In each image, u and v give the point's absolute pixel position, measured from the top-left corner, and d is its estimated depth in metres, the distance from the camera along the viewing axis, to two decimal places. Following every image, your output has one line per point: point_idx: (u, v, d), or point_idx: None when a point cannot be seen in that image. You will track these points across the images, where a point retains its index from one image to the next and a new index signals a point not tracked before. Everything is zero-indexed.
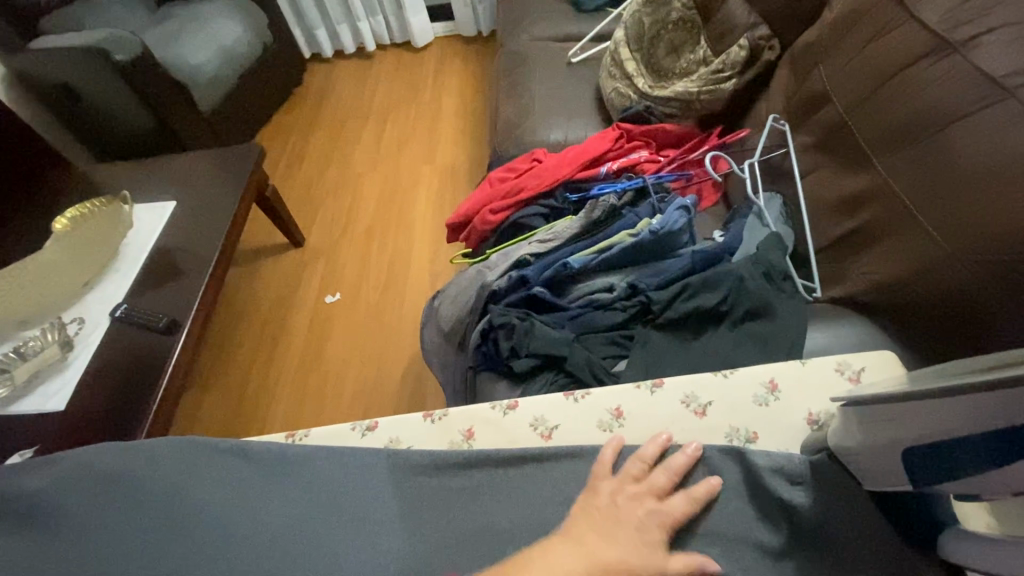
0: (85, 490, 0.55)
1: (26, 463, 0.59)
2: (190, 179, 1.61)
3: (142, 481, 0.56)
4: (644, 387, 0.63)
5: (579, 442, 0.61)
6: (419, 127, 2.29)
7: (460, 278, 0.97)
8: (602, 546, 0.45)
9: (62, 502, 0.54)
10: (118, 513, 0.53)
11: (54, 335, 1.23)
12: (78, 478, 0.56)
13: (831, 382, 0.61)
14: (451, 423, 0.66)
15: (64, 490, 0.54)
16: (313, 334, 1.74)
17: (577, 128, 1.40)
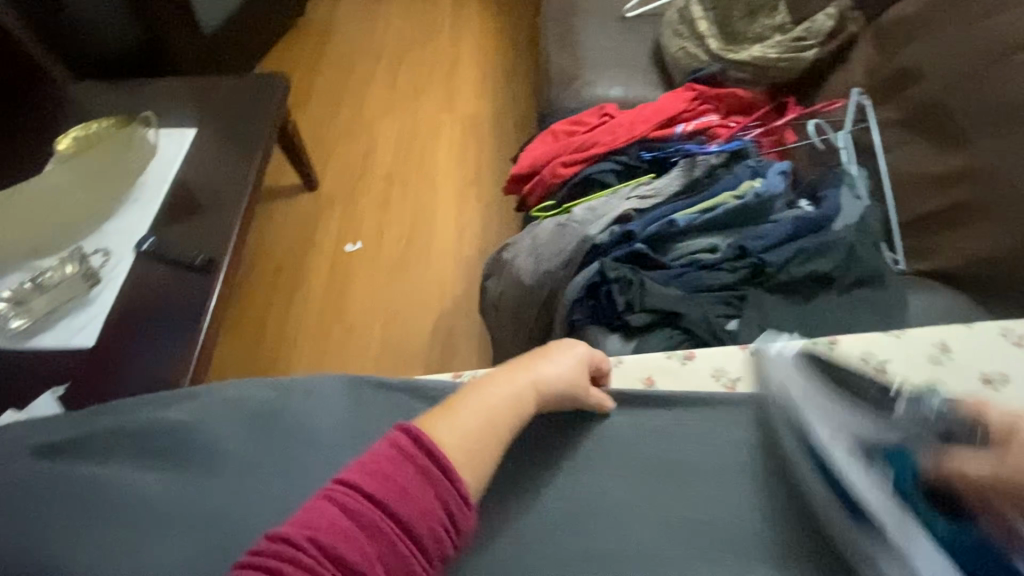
0: (241, 425, 0.63)
1: (164, 396, 0.65)
2: (210, 107, 1.47)
3: (296, 418, 0.65)
4: (820, 344, 0.72)
5: (761, 391, 0.69)
6: (438, 71, 2.18)
7: (538, 230, 0.96)
8: (546, 367, 0.61)
9: (220, 439, 0.61)
10: (268, 447, 0.63)
11: (76, 266, 1.15)
12: (236, 413, 0.63)
13: (998, 343, 0.68)
14: (629, 370, 0.73)
15: (218, 421, 0.62)
16: (333, 282, 1.67)
17: (635, 85, 1.36)
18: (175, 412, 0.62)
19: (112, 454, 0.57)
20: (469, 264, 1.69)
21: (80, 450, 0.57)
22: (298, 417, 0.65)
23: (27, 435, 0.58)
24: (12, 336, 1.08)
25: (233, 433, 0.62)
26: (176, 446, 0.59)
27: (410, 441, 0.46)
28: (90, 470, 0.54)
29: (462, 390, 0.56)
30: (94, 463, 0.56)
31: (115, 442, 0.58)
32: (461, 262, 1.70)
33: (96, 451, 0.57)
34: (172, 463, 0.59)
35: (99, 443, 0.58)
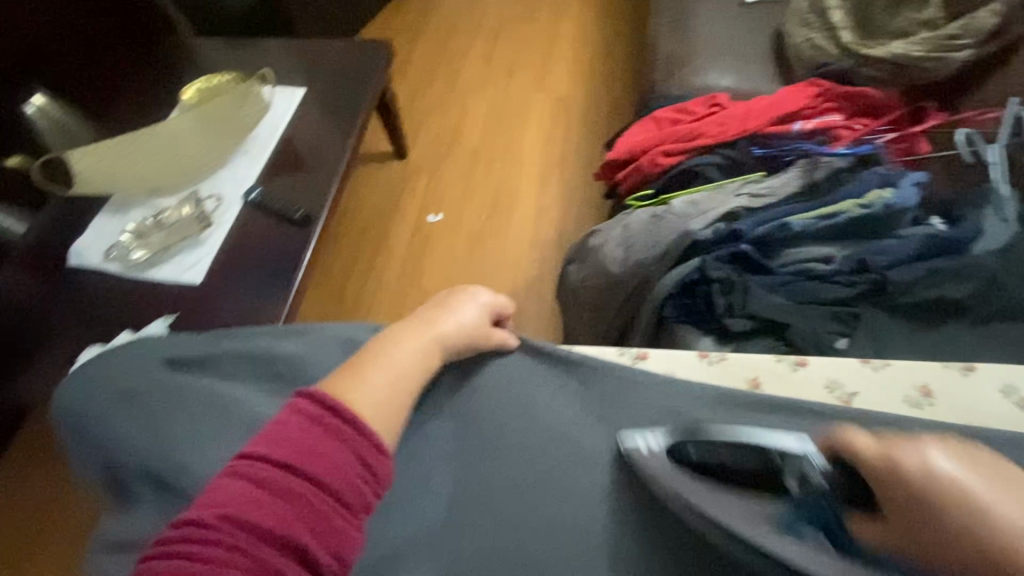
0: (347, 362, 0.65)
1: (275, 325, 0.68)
2: (319, 69, 1.53)
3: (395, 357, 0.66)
4: (957, 371, 0.67)
5: (885, 412, 0.65)
6: (535, 48, 2.15)
7: (631, 219, 0.95)
8: (448, 321, 0.68)
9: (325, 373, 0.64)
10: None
11: (191, 209, 1.24)
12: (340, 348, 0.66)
13: None
14: (734, 367, 0.72)
15: (327, 353, 0.65)
16: (413, 249, 1.72)
17: (749, 76, 1.28)
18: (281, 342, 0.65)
19: (227, 368, 0.63)
20: (545, 248, 1.68)
21: (199, 366, 0.63)
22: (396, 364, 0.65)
23: (167, 345, 0.64)
24: (132, 265, 1.19)
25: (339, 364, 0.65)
26: (284, 373, 0.64)
27: (315, 406, 0.48)
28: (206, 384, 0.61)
29: (360, 357, 0.60)
30: (219, 380, 0.62)
31: (229, 362, 0.63)
32: (537, 243, 1.69)
33: (208, 366, 0.63)
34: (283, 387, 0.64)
35: (223, 363, 0.64)
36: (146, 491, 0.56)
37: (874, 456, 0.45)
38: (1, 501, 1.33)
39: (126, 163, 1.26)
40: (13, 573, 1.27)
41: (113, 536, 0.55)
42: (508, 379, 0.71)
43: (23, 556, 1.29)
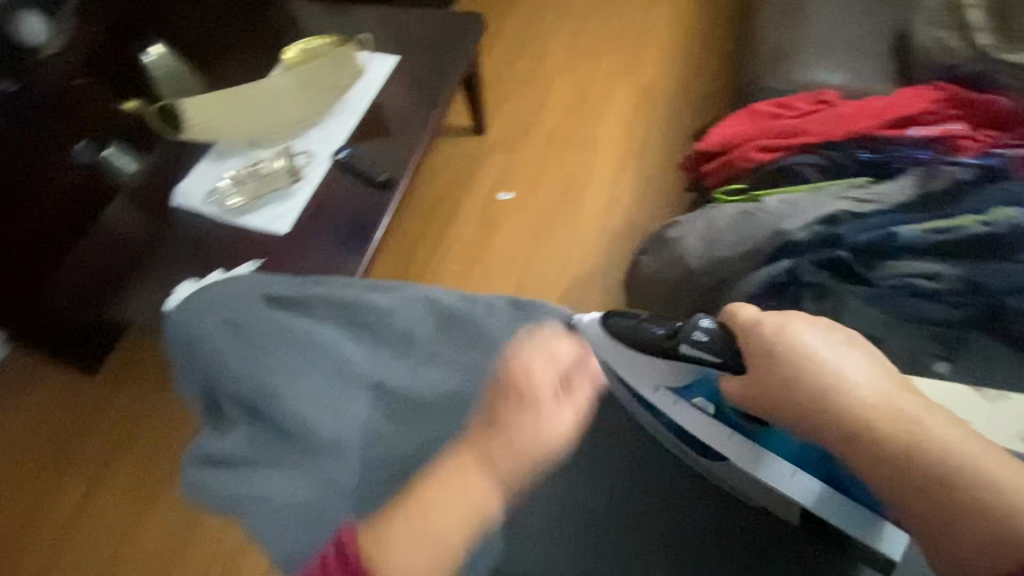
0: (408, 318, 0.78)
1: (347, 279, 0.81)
2: (412, 38, 1.56)
3: (443, 327, 0.78)
4: None
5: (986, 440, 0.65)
6: (625, 31, 2.09)
7: (716, 215, 0.91)
8: (497, 438, 0.67)
9: (393, 331, 0.78)
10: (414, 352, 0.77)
11: (285, 162, 1.31)
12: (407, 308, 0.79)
13: None
14: None
15: (394, 312, 0.79)
16: (481, 224, 1.74)
17: (859, 75, 1.20)
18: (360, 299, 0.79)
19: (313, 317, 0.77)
20: (614, 236, 1.66)
21: (289, 307, 0.76)
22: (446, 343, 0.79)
23: (266, 285, 0.77)
24: (229, 210, 1.27)
25: (399, 325, 0.77)
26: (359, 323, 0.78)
27: (344, 554, 0.55)
28: (289, 331, 0.74)
29: (405, 501, 0.62)
30: (305, 327, 0.75)
31: (313, 312, 0.78)
32: (607, 230, 1.67)
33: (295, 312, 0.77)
34: (358, 336, 0.78)
35: (314, 313, 0.77)
36: (238, 414, 0.70)
37: (760, 336, 0.69)
38: (97, 411, 1.48)
39: (228, 114, 1.36)
40: (101, 475, 1.41)
41: (208, 451, 0.68)
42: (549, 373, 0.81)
43: (109, 462, 1.43)
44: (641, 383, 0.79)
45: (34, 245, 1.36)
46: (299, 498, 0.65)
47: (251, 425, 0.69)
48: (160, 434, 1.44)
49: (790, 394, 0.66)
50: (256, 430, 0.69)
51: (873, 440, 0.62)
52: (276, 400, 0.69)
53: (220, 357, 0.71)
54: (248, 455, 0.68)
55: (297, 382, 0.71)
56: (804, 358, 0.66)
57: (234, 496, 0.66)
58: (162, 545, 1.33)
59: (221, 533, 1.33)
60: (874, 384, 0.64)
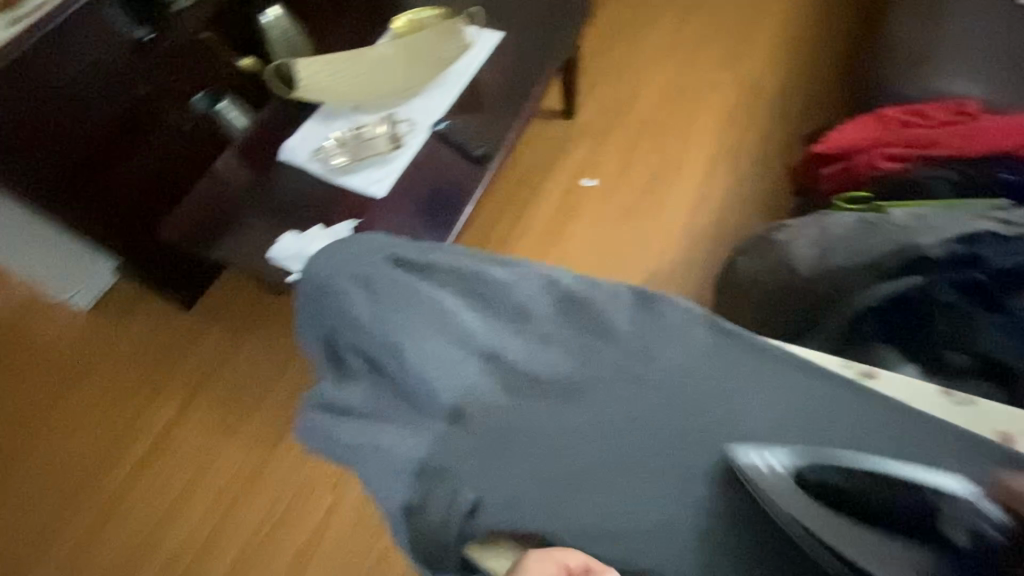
0: (547, 296, 0.61)
1: (460, 248, 0.63)
2: (516, 16, 1.55)
3: (604, 309, 0.61)
4: None
5: None
6: (730, 24, 1.99)
7: (832, 222, 0.89)
8: None
9: (530, 308, 0.60)
10: (576, 327, 0.60)
11: (387, 128, 1.36)
12: (544, 288, 0.61)
13: None
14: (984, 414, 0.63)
15: (533, 286, 0.61)
16: (561, 210, 1.72)
17: (1000, 87, 1.11)
18: (487, 268, 0.60)
19: (435, 281, 0.59)
20: (696, 237, 1.62)
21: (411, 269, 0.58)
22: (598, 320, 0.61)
23: (392, 241, 0.59)
24: (332, 169, 1.34)
25: (544, 299, 0.61)
26: (480, 296, 0.59)
27: None
28: (415, 287, 0.56)
29: None
30: (435, 287, 0.58)
31: (430, 276, 0.59)
32: (690, 230, 1.63)
33: (411, 270, 0.58)
34: (497, 310, 0.59)
35: (439, 275, 0.59)
36: (363, 367, 0.56)
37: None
38: (188, 349, 1.60)
39: (343, 82, 1.42)
40: (189, 407, 1.52)
41: (330, 396, 0.56)
42: (694, 358, 0.61)
43: (196, 396, 1.53)
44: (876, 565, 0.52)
45: (156, 182, 1.49)
46: (430, 458, 0.54)
47: (378, 377, 0.55)
48: (239, 377, 1.54)
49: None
50: (382, 383, 0.55)
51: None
52: (416, 356, 0.54)
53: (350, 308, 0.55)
54: (376, 409, 0.55)
55: (450, 339, 0.56)
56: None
57: (354, 460, 0.55)
58: (232, 481, 1.43)
59: (286, 477, 1.42)
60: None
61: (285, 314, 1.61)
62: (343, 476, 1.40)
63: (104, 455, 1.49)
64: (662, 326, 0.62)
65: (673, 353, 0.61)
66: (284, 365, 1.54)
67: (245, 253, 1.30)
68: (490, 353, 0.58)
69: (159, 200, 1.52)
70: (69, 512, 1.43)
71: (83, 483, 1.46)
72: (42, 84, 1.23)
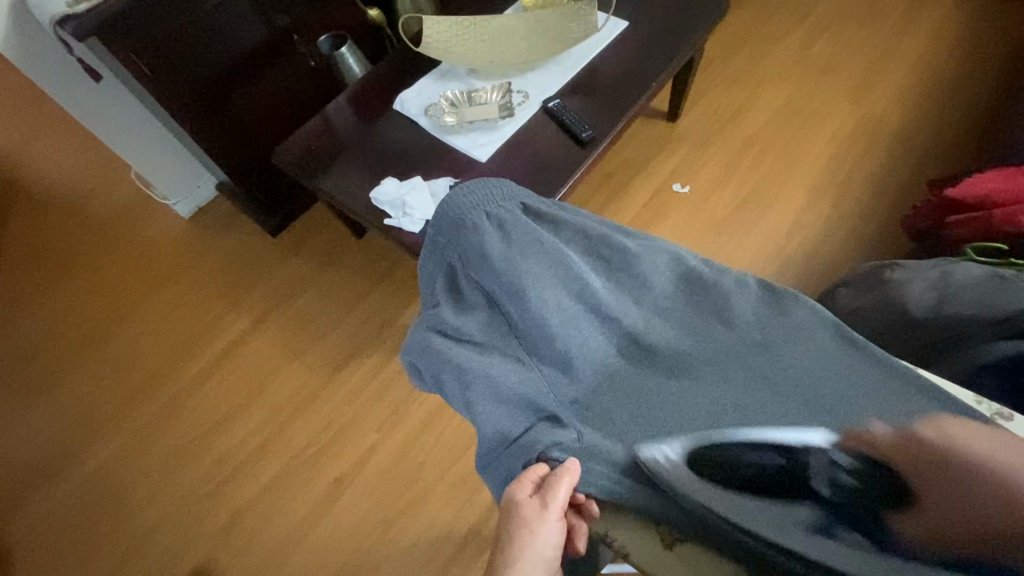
0: (668, 269, 0.66)
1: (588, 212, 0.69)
2: (645, 7, 1.52)
3: (727, 295, 0.65)
4: None
5: None
6: (864, 53, 1.87)
7: (957, 270, 0.87)
8: None
9: (648, 276, 0.65)
10: (696, 308, 0.65)
11: (501, 97, 1.40)
12: (667, 260, 0.66)
13: None
14: None
15: (654, 258, 0.66)
16: (648, 211, 1.69)
17: None
18: (613, 233, 0.66)
19: (564, 236, 0.64)
20: (785, 262, 1.56)
21: (537, 219, 0.64)
22: (718, 299, 0.65)
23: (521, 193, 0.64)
24: (442, 127, 1.38)
25: (668, 276, 0.65)
26: (604, 257, 0.64)
27: None
28: (545, 236, 0.62)
29: None
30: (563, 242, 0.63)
31: (559, 229, 0.64)
32: (779, 255, 1.57)
33: (543, 221, 0.64)
34: (619, 276, 0.65)
35: (567, 233, 0.64)
36: (480, 303, 0.60)
37: (904, 451, 0.60)
38: (272, 270, 1.70)
39: (462, 42, 1.46)
40: (262, 323, 1.62)
41: (445, 321, 0.59)
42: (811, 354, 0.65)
43: (271, 315, 1.63)
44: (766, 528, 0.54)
45: (282, 116, 1.61)
46: (537, 396, 0.59)
47: (495, 314, 0.60)
48: (310, 306, 1.62)
49: None
50: (497, 319, 0.60)
51: None
52: (536, 302, 0.59)
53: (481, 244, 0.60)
54: (486, 342, 0.60)
55: (570, 291, 0.61)
56: None
57: (461, 387, 0.59)
58: (289, 400, 1.51)
59: (339, 406, 1.49)
60: None
61: (361, 256, 1.68)
62: (391, 418, 1.46)
63: (180, 352, 1.61)
64: (779, 314, 0.67)
65: (788, 346, 0.65)
66: (353, 303, 1.61)
67: (346, 188, 1.36)
68: (603, 311, 0.62)
69: (277, 129, 1.62)
70: (142, 394, 1.56)
71: (157, 370, 1.59)
72: (201, 4, 1.31)
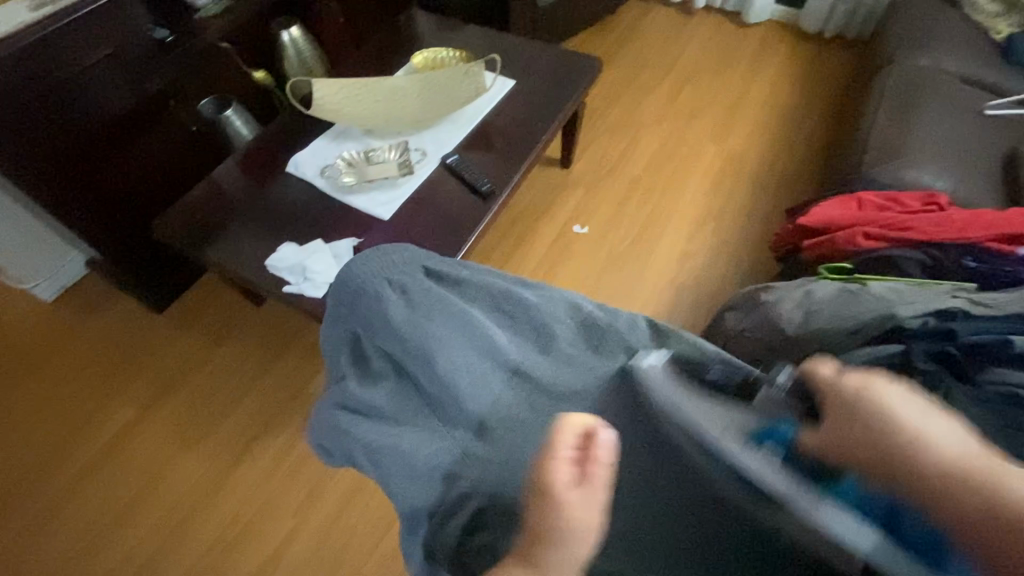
0: (569, 317, 0.68)
1: (486, 266, 0.71)
2: (533, 68, 1.63)
3: (627, 340, 0.68)
4: None
5: None
6: (722, 100, 2.14)
7: (815, 288, 0.99)
8: None
9: (550, 325, 0.66)
10: (603, 357, 0.67)
11: (399, 155, 1.41)
12: (567, 308, 0.68)
13: None
14: None
15: (557, 307, 0.68)
16: (552, 251, 1.77)
17: (955, 184, 1.26)
18: (512, 288, 0.68)
19: (469, 295, 0.66)
20: (680, 291, 1.69)
21: (441, 279, 0.66)
22: (620, 343, 0.68)
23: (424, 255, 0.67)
24: (340, 187, 1.37)
25: (574, 322, 0.67)
26: (507, 310, 0.66)
27: None
28: (446, 295, 0.63)
29: None
30: (467, 300, 0.64)
31: (462, 288, 0.66)
32: (674, 285, 1.71)
33: (446, 281, 0.66)
34: (523, 328, 0.66)
35: (469, 290, 0.66)
36: (386, 370, 0.60)
37: (945, 467, 0.55)
38: (160, 350, 1.53)
39: (354, 105, 1.45)
40: (147, 411, 1.45)
41: (354, 395, 0.59)
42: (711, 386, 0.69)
43: (159, 400, 1.46)
44: (703, 425, 0.60)
45: (161, 181, 1.50)
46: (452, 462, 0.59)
47: (404, 381, 0.60)
48: (204, 387, 1.48)
49: (866, 430, 0.60)
50: (407, 385, 0.60)
51: (910, 463, 0.56)
52: (443, 364, 0.59)
53: (383, 310, 0.60)
54: (398, 412, 0.59)
55: (479, 350, 0.61)
56: (862, 399, 0.63)
57: (375, 462, 0.58)
58: (185, 495, 1.35)
59: (246, 494, 1.35)
60: (922, 408, 0.61)
61: (262, 325, 1.57)
62: (307, 498, 1.34)
63: (46, 457, 1.39)
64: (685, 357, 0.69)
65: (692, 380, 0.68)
66: (256, 377, 1.49)
67: (238, 257, 1.28)
68: (512, 367, 0.63)
69: (159, 195, 1.51)
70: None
71: (15, 483, 1.35)
72: (63, 71, 1.21)
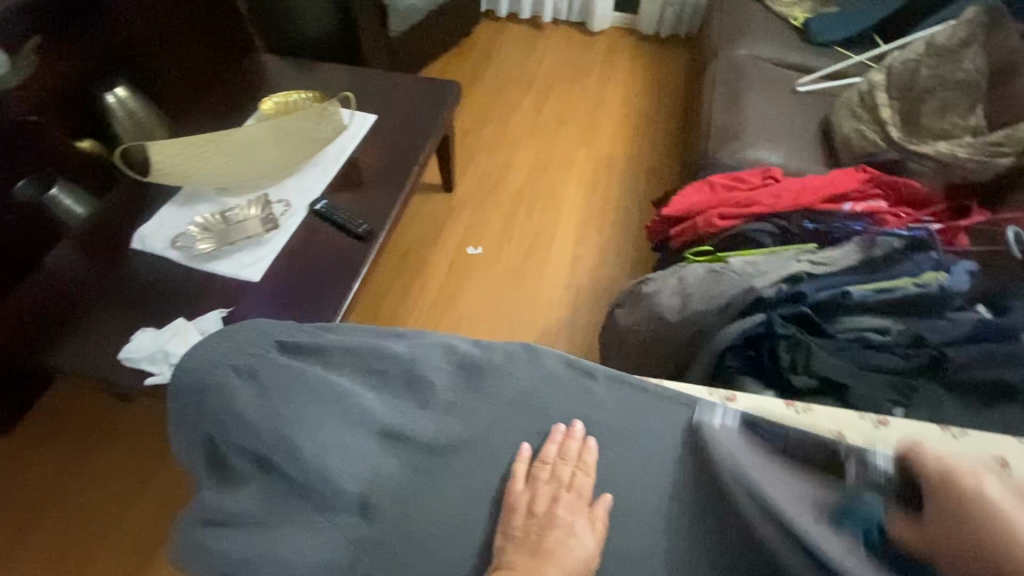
0: (433, 361, 0.75)
1: (352, 328, 0.78)
2: (393, 100, 1.60)
3: (492, 369, 0.76)
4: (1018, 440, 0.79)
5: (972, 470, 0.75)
6: (583, 106, 2.25)
7: (686, 273, 1.05)
8: None
9: (410, 369, 0.73)
10: (468, 389, 0.74)
11: (260, 210, 1.32)
12: (426, 352, 0.75)
13: None
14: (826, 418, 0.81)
15: (418, 355, 0.75)
16: (449, 277, 1.74)
17: (787, 155, 1.41)
18: (374, 346, 0.74)
19: (334, 364, 0.72)
20: (580, 293, 1.74)
21: (298, 351, 0.71)
22: (480, 373, 0.76)
23: (278, 331, 0.72)
24: (196, 256, 1.24)
25: (442, 367, 0.74)
26: (368, 368, 0.72)
27: None
28: (304, 369, 0.69)
29: None
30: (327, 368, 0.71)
31: (325, 356, 0.72)
32: (572, 289, 1.74)
33: (304, 353, 0.71)
34: (389, 382, 0.72)
35: (330, 356, 0.72)
36: (251, 469, 0.64)
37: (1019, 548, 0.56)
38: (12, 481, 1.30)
39: (199, 162, 1.32)
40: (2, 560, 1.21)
41: (218, 506, 0.62)
42: (569, 393, 0.77)
43: (17, 542, 1.23)
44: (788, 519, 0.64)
45: None
46: (327, 545, 0.61)
47: (270, 476, 0.63)
48: (71, 513, 1.26)
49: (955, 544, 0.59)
50: (275, 477, 0.63)
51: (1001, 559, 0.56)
52: (303, 447, 0.63)
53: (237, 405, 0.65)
54: (264, 509, 0.62)
55: (350, 422, 0.67)
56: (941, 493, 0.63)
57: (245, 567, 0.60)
58: None
59: None
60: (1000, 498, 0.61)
61: (136, 422, 1.38)
62: None
63: None
64: (545, 373, 0.78)
65: (550, 391, 0.77)
66: (137, 483, 1.30)
67: (85, 358, 1.11)
68: (377, 427, 0.68)
69: None
70: None
71: None
72: None
